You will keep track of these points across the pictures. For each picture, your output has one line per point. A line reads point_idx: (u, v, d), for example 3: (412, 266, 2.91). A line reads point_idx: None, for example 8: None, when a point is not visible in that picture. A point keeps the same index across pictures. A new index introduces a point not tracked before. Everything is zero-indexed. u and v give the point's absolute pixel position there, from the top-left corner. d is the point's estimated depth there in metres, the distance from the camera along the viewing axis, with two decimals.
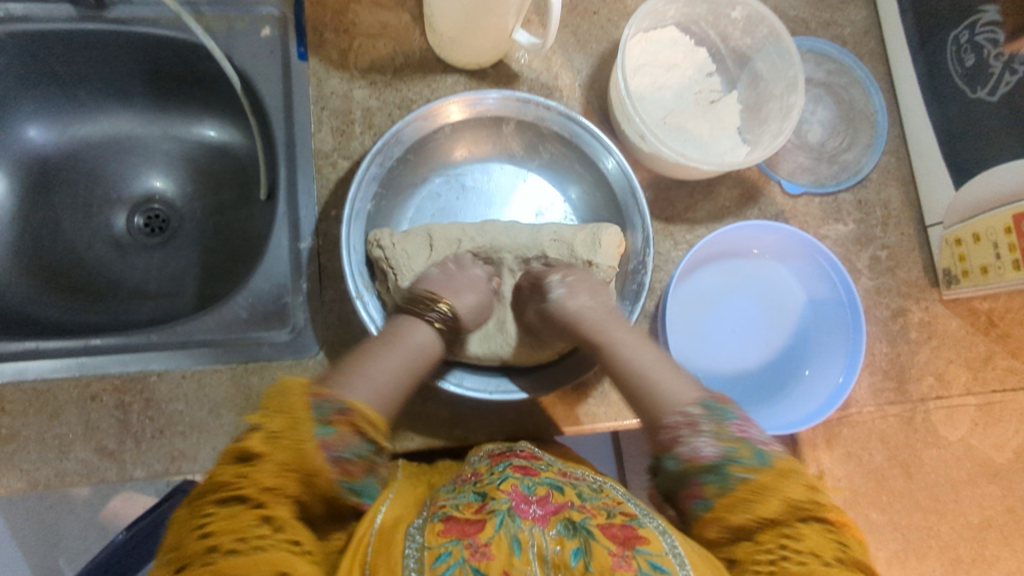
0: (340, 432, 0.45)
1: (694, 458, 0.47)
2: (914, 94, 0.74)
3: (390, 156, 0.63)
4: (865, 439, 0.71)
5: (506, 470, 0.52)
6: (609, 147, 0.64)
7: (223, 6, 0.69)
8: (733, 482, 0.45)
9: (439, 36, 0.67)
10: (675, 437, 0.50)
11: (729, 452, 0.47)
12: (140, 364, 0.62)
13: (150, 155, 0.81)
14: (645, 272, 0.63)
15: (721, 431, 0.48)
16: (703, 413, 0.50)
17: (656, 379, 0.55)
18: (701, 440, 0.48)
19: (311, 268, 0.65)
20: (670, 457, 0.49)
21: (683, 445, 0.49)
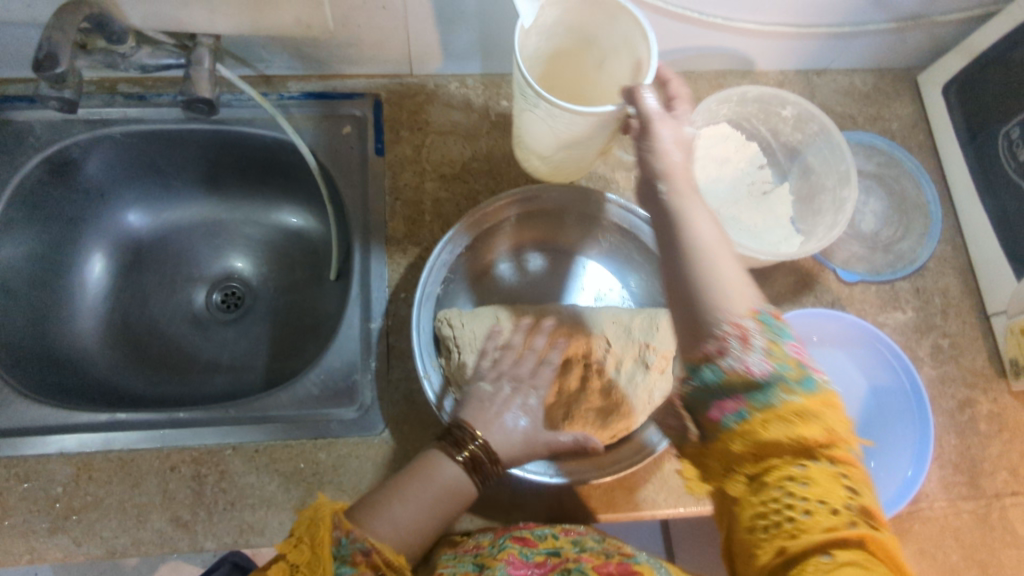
0: (361, 572, 0.45)
1: (743, 373, 0.40)
2: (967, 186, 0.76)
3: (460, 245, 0.67)
4: (938, 537, 0.68)
5: (506, 542, 0.55)
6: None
7: (310, 107, 0.76)
8: (778, 403, 0.40)
9: (528, 153, 0.68)
10: (717, 348, 0.41)
11: (780, 371, 0.40)
12: (217, 438, 0.65)
13: (232, 238, 0.88)
14: None
15: (775, 348, 0.41)
16: (760, 327, 0.41)
17: (720, 265, 0.42)
18: (752, 355, 0.40)
19: (380, 348, 0.68)
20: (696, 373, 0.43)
21: (718, 348, 0.41)
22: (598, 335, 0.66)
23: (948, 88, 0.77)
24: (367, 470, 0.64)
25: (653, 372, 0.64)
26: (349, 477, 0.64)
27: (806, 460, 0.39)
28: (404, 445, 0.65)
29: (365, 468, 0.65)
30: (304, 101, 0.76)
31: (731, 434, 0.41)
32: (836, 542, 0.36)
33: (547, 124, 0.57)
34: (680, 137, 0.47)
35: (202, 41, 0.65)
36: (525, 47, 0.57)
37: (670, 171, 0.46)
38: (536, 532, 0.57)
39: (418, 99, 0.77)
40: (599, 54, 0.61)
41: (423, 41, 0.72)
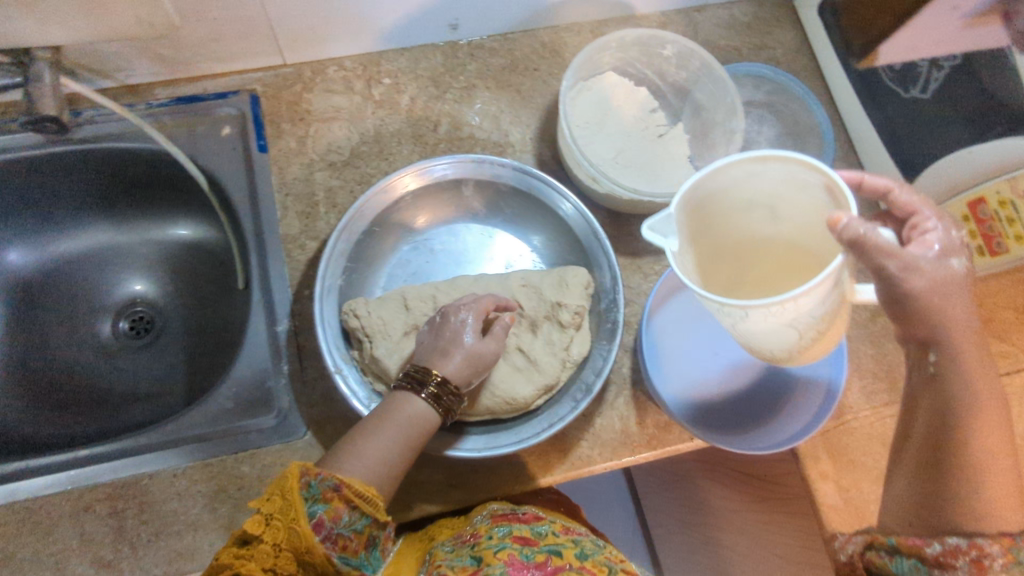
0: (333, 508, 0.46)
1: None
2: (853, 102, 0.77)
3: (354, 231, 0.64)
4: (867, 445, 0.71)
5: (506, 539, 0.56)
6: (558, 189, 0.66)
7: (183, 112, 0.72)
8: None
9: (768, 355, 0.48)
10: (940, 559, 0.43)
11: None
12: (131, 468, 0.62)
13: (129, 261, 0.84)
14: (617, 310, 0.64)
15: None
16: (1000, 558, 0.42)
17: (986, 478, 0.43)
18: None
19: (290, 349, 0.66)
20: (901, 559, 0.45)
21: (937, 557, 0.43)
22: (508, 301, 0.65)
23: (823, 7, 0.78)
24: None
25: (567, 329, 0.64)
26: None
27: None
28: (330, 444, 0.64)
29: None
30: (174, 107, 0.72)
31: None
32: None
33: (769, 317, 0.40)
34: (931, 276, 0.39)
35: (39, 54, 0.60)
36: (704, 220, 0.46)
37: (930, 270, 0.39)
38: (534, 531, 0.58)
39: (296, 88, 0.74)
40: (762, 211, 0.45)
41: (288, 28, 0.68)
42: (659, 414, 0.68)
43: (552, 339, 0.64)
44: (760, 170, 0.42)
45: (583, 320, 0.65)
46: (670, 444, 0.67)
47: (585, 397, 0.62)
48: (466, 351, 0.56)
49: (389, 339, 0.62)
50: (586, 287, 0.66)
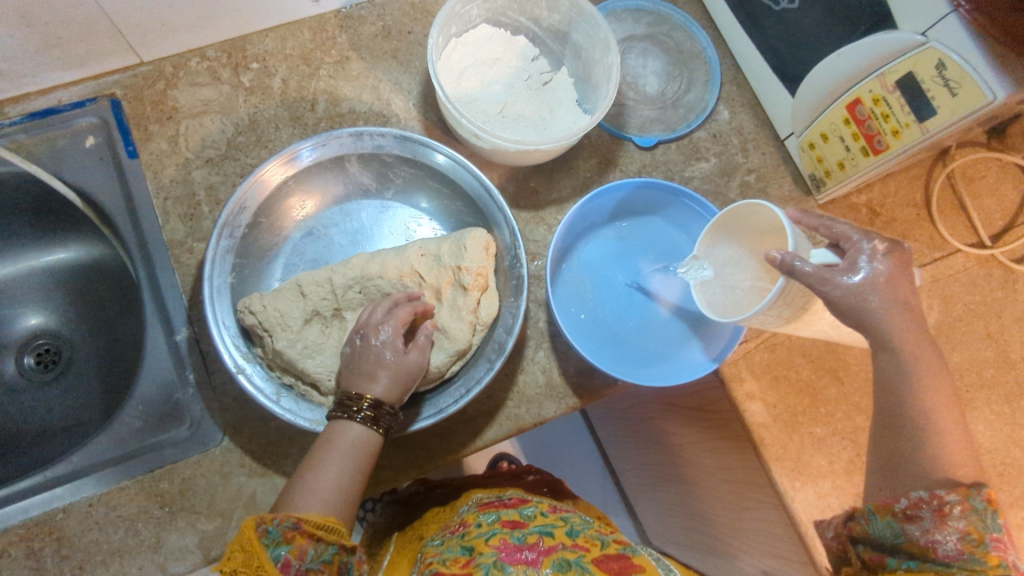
0: (297, 546, 0.44)
1: (927, 547, 0.50)
2: (732, 23, 0.76)
3: (238, 225, 0.61)
4: (788, 359, 0.72)
5: (496, 525, 0.58)
6: (431, 143, 0.64)
7: (40, 128, 0.67)
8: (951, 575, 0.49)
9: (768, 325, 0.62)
10: (909, 512, 0.51)
11: (971, 557, 0.48)
12: (42, 506, 0.59)
13: (23, 294, 0.79)
14: (521, 264, 0.63)
15: (974, 535, 0.48)
16: (945, 533, 0.49)
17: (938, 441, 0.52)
18: (944, 538, 0.49)
19: (193, 357, 0.64)
20: (876, 519, 0.54)
21: (906, 511, 0.52)
22: (408, 273, 0.63)
23: None
24: (217, 484, 0.61)
25: (472, 291, 0.62)
26: (200, 497, 0.61)
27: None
28: (249, 446, 0.62)
29: (215, 482, 0.61)
30: (30, 124, 0.68)
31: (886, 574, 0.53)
32: None
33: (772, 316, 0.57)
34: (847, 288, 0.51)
35: None
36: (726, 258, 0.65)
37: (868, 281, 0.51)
38: (524, 514, 0.61)
39: (158, 86, 0.70)
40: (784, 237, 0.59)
41: (130, 22, 0.64)
42: (580, 362, 0.68)
43: (458, 304, 0.63)
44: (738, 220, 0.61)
45: (488, 280, 0.64)
46: (595, 390, 0.67)
47: (498, 357, 0.62)
48: (390, 370, 0.55)
49: (289, 329, 0.60)
50: (488, 248, 0.64)
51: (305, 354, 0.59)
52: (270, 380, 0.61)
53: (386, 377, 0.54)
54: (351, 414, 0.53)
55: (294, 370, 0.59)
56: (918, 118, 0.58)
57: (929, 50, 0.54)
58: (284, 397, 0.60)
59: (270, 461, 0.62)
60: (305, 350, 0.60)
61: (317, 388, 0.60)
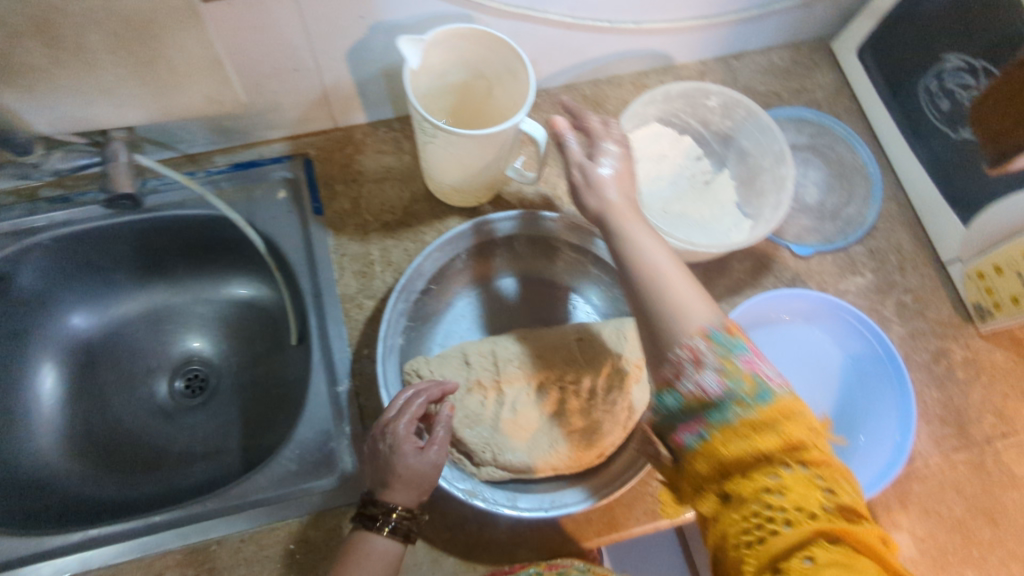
0: None
1: (699, 394, 0.45)
2: (899, 143, 0.77)
3: (413, 289, 0.65)
4: (939, 493, 0.68)
5: None
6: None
7: (241, 178, 0.74)
8: (732, 418, 0.44)
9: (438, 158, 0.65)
10: (675, 374, 0.46)
11: (732, 386, 0.44)
12: (199, 534, 0.62)
13: (188, 321, 0.85)
14: None
15: (727, 362, 0.45)
16: (709, 346, 0.46)
17: (671, 289, 0.48)
18: (705, 374, 0.45)
19: (351, 410, 0.66)
20: (662, 395, 0.48)
21: (673, 374, 0.46)
22: (567, 354, 0.65)
23: (863, 51, 0.79)
24: None
25: (629, 381, 0.63)
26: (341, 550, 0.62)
27: (765, 500, 0.41)
28: None
29: None
30: (233, 173, 0.74)
31: (696, 456, 0.45)
32: (816, 543, 0.40)
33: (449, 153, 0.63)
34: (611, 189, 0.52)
35: (115, 135, 0.63)
36: (417, 86, 0.64)
37: (610, 207, 0.52)
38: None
39: (348, 150, 0.76)
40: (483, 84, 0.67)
41: (342, 93, 0.70)
42: None
43: (615, 391, 0.63)
44: (457, 46, 0.61)
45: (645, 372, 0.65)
46: None
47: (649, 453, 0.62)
48: (405, 478, 0.53)
49: (450, 391, 0.62)
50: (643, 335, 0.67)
51: (465, 424, 0.61)
52: None
53: (403, 487, 0.53)
54: (377, 526, 0.53)
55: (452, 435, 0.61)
56: None
57: None
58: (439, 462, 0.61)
59: None
60: (465, 419, 0.62)
61: (470, 458, 0.61)
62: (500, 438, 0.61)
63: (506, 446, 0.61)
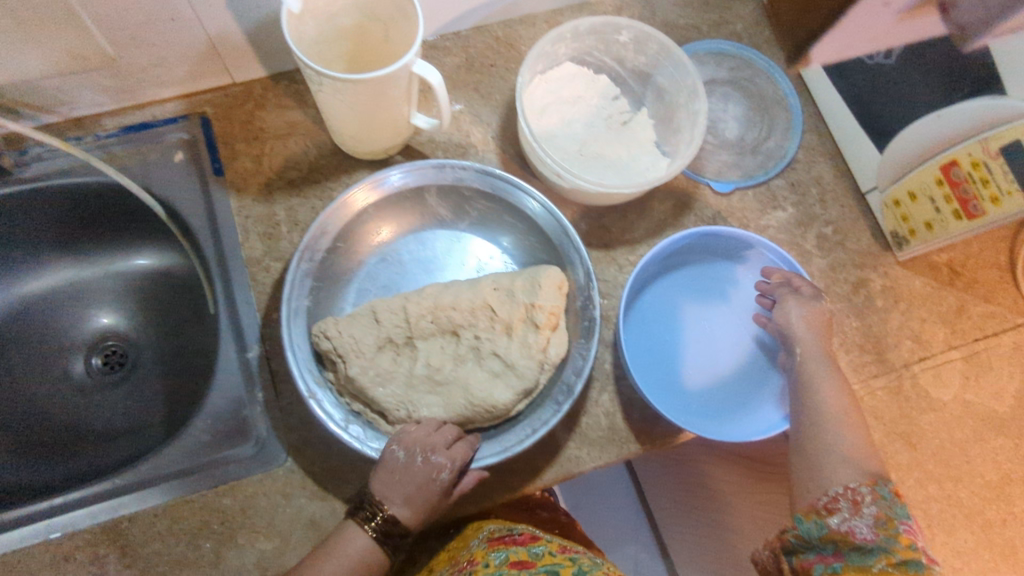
0: None
1: (847, 535, 0.53)
2: (817, 72, 0.75)
3: (317, 249, 0.63)
4: (858, 419, 0.70)
5: (504, 566, 0.59)
6: (526, 189, 0.65)
7: (133, 141, 0.70)
8: (875, 567, 0.51)
9: (335, 112, 0.62)
10: (826, 505, 0.55)
11: (886, 543, 0.52)
12: (109, 511, 0.60)
13: (98, 296, 0.82)
14: (593, 307, 0.63)
15: (886, 519, 0.53)
16: (872, 497, 0.53)
17: (820, 413, 0.59)
18: (860, 523, 0.53)
19: (263, 375, 0.65)
20: (802, 520, 0.55)
21: (826, 504, 0.55)
22: (480, 306, 0.63)
23: None
24: (278, 505, 0.61)
25: (543, 330, 0.62)
26: (260, 516, 0.61)
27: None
28: (311, 468, 0.63)
29: (275, 503, 0.61)
30: (124, 136, 0.70)
31: None
32: None
33: (344, 103, 0.59)
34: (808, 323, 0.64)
35: None
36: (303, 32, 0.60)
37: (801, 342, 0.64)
38: (531, 554, 0.62)
39: (247, 106, 0.72)
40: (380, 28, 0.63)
41: (231, 45, 0.66)
42: (646, 408, 0.67)
43: (528, 341, 0.62)
44: None
45: (559, 319, 0.63)
46: (659, 438, 0.66)
47: (565, 401, 0.61)
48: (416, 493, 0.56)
49: (359, 348, 0.61)
50: (562, 287, 0.64)
51: (376, 382, 0.60)
52: (340, 408, 0.61)
53: (405, 502, 0.56)
54: (363, 522, 0.56)
55: (363, 395, 0.60)
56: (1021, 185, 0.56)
57: None
58: (352, 424, 0.60)
59: (332, 487, 0.62)
60: (376, 378, 0.60)
61: (384, 417, 0.61)
62: (413, 394, 0.61)
63: (420, 402, 0.61)
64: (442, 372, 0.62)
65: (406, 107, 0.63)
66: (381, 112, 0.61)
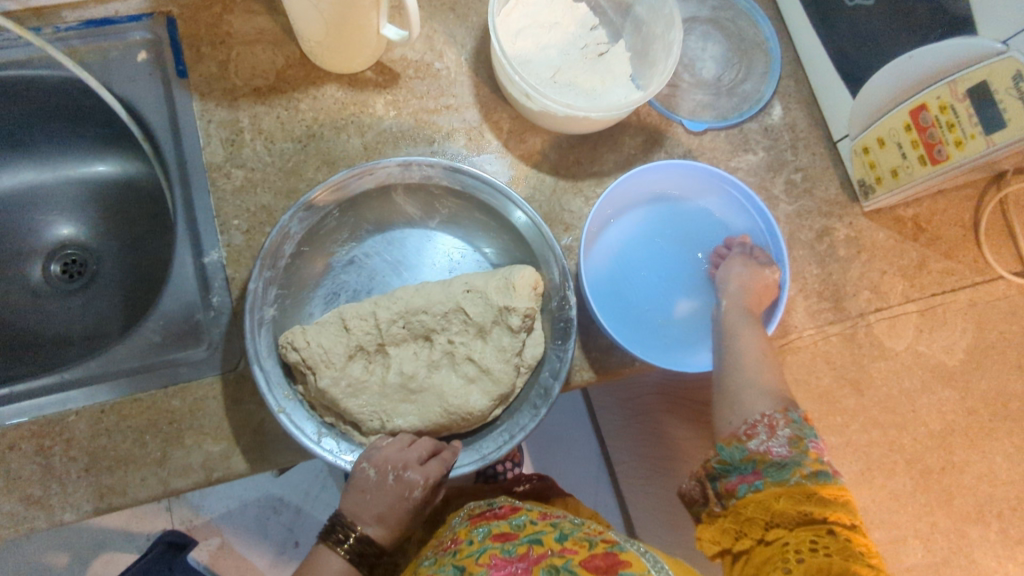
0: None
1: (764, 455, 0.54)
2: (799, 15, 0.74)
3: (280, 256, 0.60)
4: (811, 363, 0.71)
5: (486, 540, 0.59)
6: (513, 198, 0.62)
7: (95, 36, 0.67)
8: (791, 481, 0.52)
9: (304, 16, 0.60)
10: (747, 432, 0.56)
11: (799, 456, 0.53)
12: (56, 405, 0.60)
13: (58, 203, 0.80)
14: (570, 308, 0.61)
15: (797, 439, 0.54)
16: (786, 419, 0.55)
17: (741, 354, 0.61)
18: (775, 442, 0.54)
19: (219, 281, 0.64)
20: (725, 448, 0.56)
21: (745, 430, 0.56)
22: (453, 309, 0.61)
23: None
24: (227, 409, 0.61)
25: (519, 333, 0.60)
26: (209, 418, 0.61)
27: (812, 525, 0.49)
28: None
29: (225, 407, 0.61)
30: (85, 31, 0.67)
31: (748, 502, 0.53)
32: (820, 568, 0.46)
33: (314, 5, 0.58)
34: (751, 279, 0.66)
35: None
36: None
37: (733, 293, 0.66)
38: (513, 525, 0.61)
39: (214, 9, 0.69)
40: None
41: None
42: (602, 339, 0.67)
43: (504, 345, 0.61)
44: None
45: (534, 321, 0.62)
46: (613, 368, 0.67)
47: (544, 403, 0.60)
48: (390, 511, 0.54)
49: (330, 357, 0.58)
50: (537, 288, 0.62)
51: (349, 394, 0.58)
52: (311, 420, 0.59)
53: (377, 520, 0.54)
54: (335, 543, 0.53)
55: (336, 407, 0.58)
56: (985, 130, 0.57)
57: (1007, 59, 0.54)
58: (326, 438, 0.58)
59: None
60: (347, 389, 0.58)
61: (358, 429, 0.60)
62: (388, 404, 0.60)
63: (395, 412, 0.60)
64: (416, 379, 0.60)
65: (374, 18, 0.61)
66: (350, 20, 0.60)
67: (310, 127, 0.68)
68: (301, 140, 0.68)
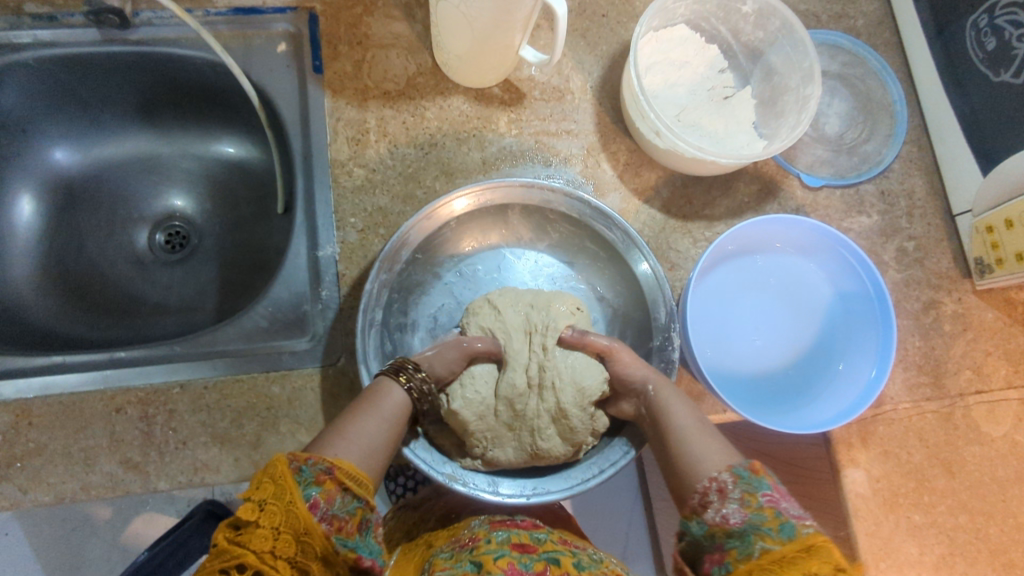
0: (325, 490, 0.41)
1: (720, 526, 0.44)
2: (932, 83, 0.73)
3: (397, 259, 0.61)
4: (902, 437, 0.69)
5: (505, 546, 0.49)
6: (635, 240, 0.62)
7: (240, 23, 0.70)
8: (754, 552, 0.41)
9: (450, 33, 0.62)
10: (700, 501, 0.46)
11: (754, 520, 0.43)
12: (163, 376, 0.62)
13: (173, 174, 0.83)
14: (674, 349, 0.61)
15: (749, 498, 0.44)
16: (734, 480, 0.46)
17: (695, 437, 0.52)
18: (728, 508, 0.44)
19: (330, 276, 0.65)
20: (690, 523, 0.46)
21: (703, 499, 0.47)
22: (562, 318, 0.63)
23: None
24: (324, 402, 0.62)
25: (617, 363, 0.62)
26: (305, 410, 0.62)
27: None
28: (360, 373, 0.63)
29: (322, 400, 0.62)
30: (232, 17, 0.70)
31: None
32: None
33: (466, 21, 0.58)
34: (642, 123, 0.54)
35: None
36: None
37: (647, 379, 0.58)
38: (534, 537, 0.52)
39: (356, 9, 0.70)
40: None
41: None
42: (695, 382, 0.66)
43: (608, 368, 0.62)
44: None
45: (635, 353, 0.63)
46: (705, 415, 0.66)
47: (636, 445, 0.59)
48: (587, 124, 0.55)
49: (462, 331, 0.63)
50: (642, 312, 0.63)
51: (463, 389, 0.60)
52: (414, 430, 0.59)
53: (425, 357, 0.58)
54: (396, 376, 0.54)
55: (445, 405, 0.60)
56: None
57: None
58: (421, 448, 0.58)
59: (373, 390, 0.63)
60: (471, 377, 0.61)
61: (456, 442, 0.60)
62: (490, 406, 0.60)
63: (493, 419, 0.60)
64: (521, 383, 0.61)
65: (521, 38, 0.62)
66: (499, 40, 0.61)
67: (433, 136, 0.69)
68: (423, 147, 0.69)
